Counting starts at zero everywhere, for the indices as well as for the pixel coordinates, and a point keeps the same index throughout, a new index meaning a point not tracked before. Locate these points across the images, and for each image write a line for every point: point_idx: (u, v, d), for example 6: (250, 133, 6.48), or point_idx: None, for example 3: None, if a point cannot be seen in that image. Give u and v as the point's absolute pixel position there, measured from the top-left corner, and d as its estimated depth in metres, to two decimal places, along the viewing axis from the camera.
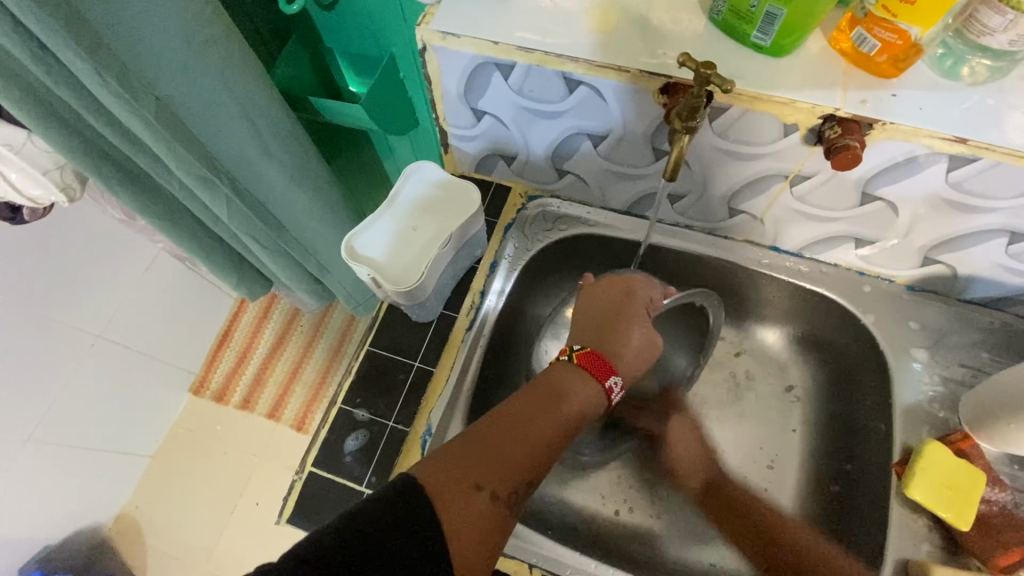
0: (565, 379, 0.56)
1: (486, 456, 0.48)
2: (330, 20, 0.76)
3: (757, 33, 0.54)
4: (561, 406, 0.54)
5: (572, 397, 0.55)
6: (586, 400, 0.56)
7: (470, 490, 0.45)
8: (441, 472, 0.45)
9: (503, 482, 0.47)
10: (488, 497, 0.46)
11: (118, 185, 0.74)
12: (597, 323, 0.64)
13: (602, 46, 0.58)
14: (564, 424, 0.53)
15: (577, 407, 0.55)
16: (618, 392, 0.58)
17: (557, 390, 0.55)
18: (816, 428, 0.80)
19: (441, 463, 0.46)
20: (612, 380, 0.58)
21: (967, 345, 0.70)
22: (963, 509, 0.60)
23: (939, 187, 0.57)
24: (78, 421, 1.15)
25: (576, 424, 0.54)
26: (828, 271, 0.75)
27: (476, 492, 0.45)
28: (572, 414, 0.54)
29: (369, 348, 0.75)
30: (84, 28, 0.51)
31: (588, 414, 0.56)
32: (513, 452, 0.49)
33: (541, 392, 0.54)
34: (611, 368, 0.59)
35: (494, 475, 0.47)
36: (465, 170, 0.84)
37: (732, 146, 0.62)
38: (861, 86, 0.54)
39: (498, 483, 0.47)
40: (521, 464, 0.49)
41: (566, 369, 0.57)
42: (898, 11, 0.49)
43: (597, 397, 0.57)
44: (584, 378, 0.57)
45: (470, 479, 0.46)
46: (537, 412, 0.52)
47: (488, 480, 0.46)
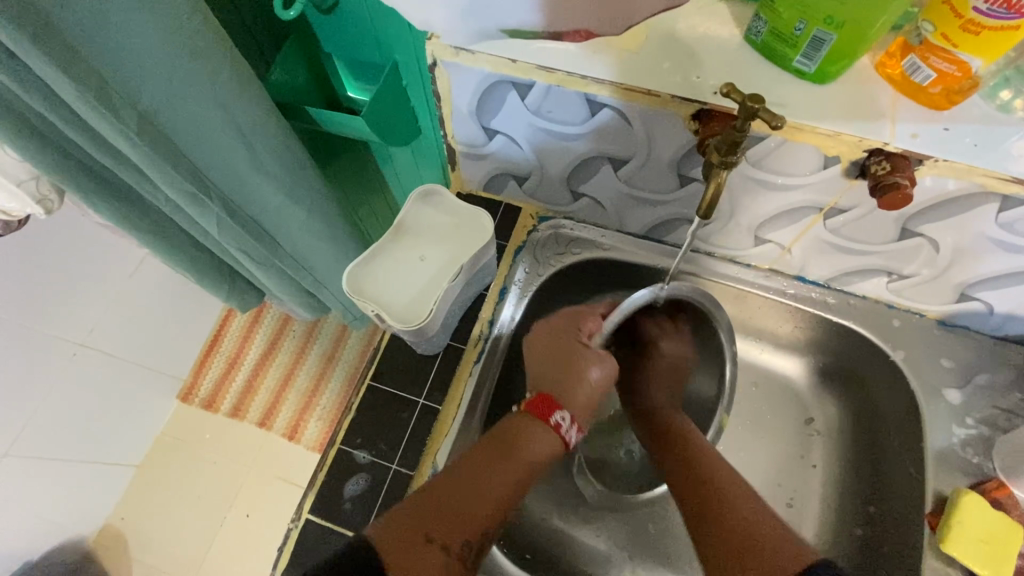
0: (521, 429, 0.59)
1: (440, 509, 0.51)
2: (329, 25, 0.70)
3: (801, 58, 0.50)
4: (514, 456, 0.56)
5: (526, 446, 0.58)
6: (542, 448, 0.58)
7: (421, 544, 0.49)
8: (394, 528, 0.49)
9: (456, 533, 0.51)
10: (440, 549, 0.49)
11: (98, 199, 0.69)
12: (555, 359, 0.63)
13: (629, 66, 0.53)
14: (520, 470, 0.56)
15: (534, 455, 0.58)
16: (569, 428, 0.60)
17: (513, 439, 0.58)
18: (837, 464, 0.77)
19: (400, 519, 0.50)
20: (558, 416, 0.60)
21: (999, 385, 0.66)
22: (1001, 566, 0.58)
23: (987, 226, 0.54)
24: (60, 436, 1.09)
25: (529, 474, 0.56)
26: (854, 302, 0.71)
27: (427, 544, 0.49)
28: (527, 465, 0.57)
29: (370, 382, 0.71)
30: (56, 39, 0.45)
31: (546, 461, 0.59)
32: (467, 506, 0.52)
33: (494, 444, 0.57)
34: (557, 404, 0.60)
35: (446, 526, 0.51)
36: (472, 188, 0.79)
37: (767, 176, 0.57)
38: (911, 119, 0.50)
39: (450, 535, 0.50)
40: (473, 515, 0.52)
41: (520, 420, 0.60)
42: (958, 40, 0.45)
43: (551, 444, 0.59)
44: (539, 425, 0.59)
45: (422, 532, 0.50)
46: (489, 465, 0.55)
47: (440, 532, 0.50)
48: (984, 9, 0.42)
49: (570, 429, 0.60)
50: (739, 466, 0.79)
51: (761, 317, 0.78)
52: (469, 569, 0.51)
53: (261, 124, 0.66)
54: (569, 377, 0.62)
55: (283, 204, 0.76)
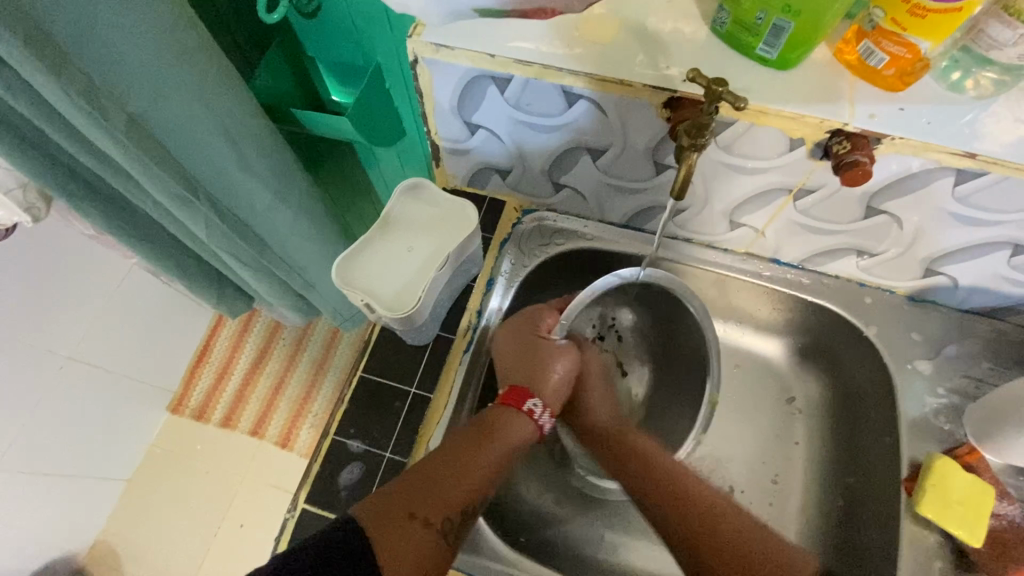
0: (496, 416, 0.61)
1: (421, 488, 0.53)
2: (312, 29, 0.71)
3: (763, 46, 0.52)
4: (492, 440, 0.58)
5: (502, 430, 0.60)
6: (516, 433, 0.61)
7: (404, 520, 0.50)
8: (377, 507, 0.51)
9: (438, 511, 0.52)
10: (422, 525, 0.51)
11: (86, 204, 0.69)
12: (520, 358, 0.65)
13: (602, 59, 0.56)
14: (497, 454, 0.58)
15: (508, 438, 0.60)
16: (541, 413, 0.63)
17: (491, 425, 0.60)
18: (818, 440, 0.79)
19: (382, 498, 0.52)
20: (531, 403, 0.63)
21: (968, 355, 0.70)
22: (977, 526, 0.60)
23: (945, 201, 0.57)
24: (50, 450, 1.08)
25: (507, 455, 0.58)
26: (828, 282, 0.74)
27: (409, 521, 0.50)
28: (505, 447, 0.59)
29: (362, 374, 0.72)
30: (46, 43, 0.47)
31: (522, 443, 0.61)
32: (447, 485, 0.54)
33: (473, 430, 0.59)
34: (530, 392, 0.63)
35: (427, 504, 0.52)
36: (457, 184, 0.81)
37: (737, 161, 0.60)
38: (868, 100, 0.53)
39: (432, 511, 0.52)
40: (453, 493, 0.54)
41: (495, 410, 0.62)
42: (907, 24, 0.48)
43: (526, 428, 0.62)
44: (512, 413, 0.62)
45: (405, 509, 0.51)
46: (469, 450, 0.57)
47: (423, 509, 0.52)
48: None
49: (543, 414, 0.63)
50: (724, 446, 0.81)
51: (740, 300, 0.81)
52: (451, 542, 0.52)
53: (247, 126, 0.67)
54: (536, 369, 0.65)
55: (270, 205, 0.77)
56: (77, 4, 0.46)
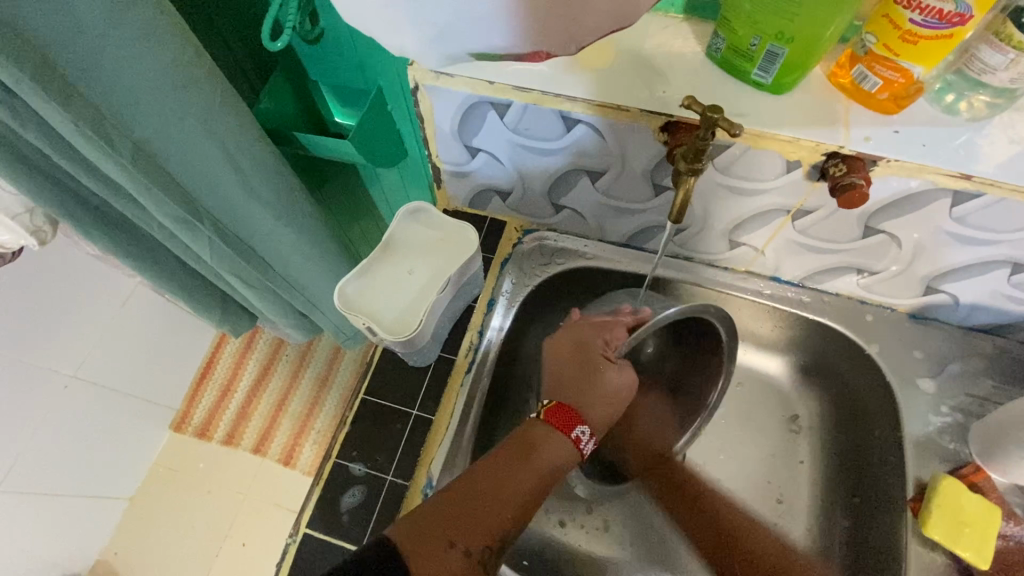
0: (536, 434, 0.60)
1: (459, 514, 0.52)
2: (315, 55, 0.73)
3: (758, 71, 0.53)
4: (533, 462, 0.57)
5: (545, 451, 0.59)
6: (558, 456, 0.59)
7: (444, 548, 0.49)
8: (417, 531, 0.50)
9: (477, 538, 0.51)
10: (461, 553, 0.50)
11: (92, 228, 0.70)
12: (574, 367, 0.64)
13: (598, 84, 0.57)
14: (538, 479, 0.57)
15: (550, 462, 0.58)
16: (588, 441, 0.61)
17: (532, 446, 0.58)
18: (824, 459, 0.78)
19: (421, 522, 0.51)
20: (580, 430, 0.61)
21: (972, 373, 0.69)
22: (982, 546, 0.60)
23: (942, 221, 0.57)
24: (53, 471, 1.07)
25: (548, 478, 0.58)
26: (829, 300, 0.74)
27: (449, 549, 0.49)
28: (545, 470, 0.58)
29: (363, 396, 0.73)
30: (53, 76, 0.48)
31: (561, 468, 0.60)
32: (487, 508, 0.53)
33: (516, 449, 0.58)
34: (578, 417, 0.61)
35: (467, 532, 0.51)
36: (458, 205, 0.82)
37: (735, 183, 0.61)
38: (864, 124, 0.53)
39: (470, 538, 0.51)
40: (493, 518, 0.53)
41: (540, 427, 0.60)
42: (899, 50, 0.48)
43: (568, 452, 0.60)
44: (556, 436, 0.60)
45: (445, 537, 0.50)
46: (510, 472, 0.56)
47: (461, 537, 0.51)
48: (919, 20, 0.46)
49: (588, 442, 0.61)
50: (727, 465, 0.80)
51: (742, 319, 0.81)
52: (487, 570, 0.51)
53: (251, 150, 0.68)
54: (586, 387, 0.63)
55: (275, 227, 0.77)
56: (82, 37, 0.48)
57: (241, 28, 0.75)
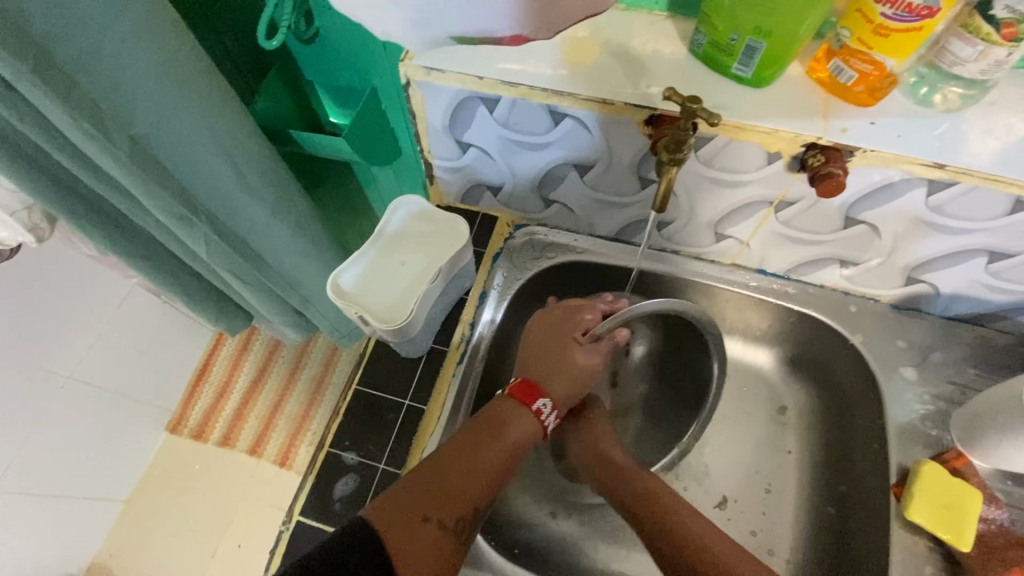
0: (504, 409, 0.61)
1: (431, 491, 0.53)
2: (310, 54, 0.74)
3: (738, 65, 0.55)
4: (501, 435, 0.59)
5: (511, 425, 0.60)
6: (525, 426, 0.61)
7: (417, 523, 0.51)
8: (389, 507, 0.51)
9: (450, 511, 0.53)
10: (437, 526, 0.51)
11: (89, 223, 0.71)
12: (542, 349, 0.65)
13: (584, 78, 0.58)
14: (506, 453, 0.58)
15: (518, 435, 0.60)
16: (550, 414, 0.62)
17: (501, 421, 0.60)
18: (810, 449, 0.80)
19: (393, 500, 0.52)
20: (542, 402, 0.62)
21: (953, 362, 0.71)
22: (962, 529, 0.61)
23: (918, 210, 0.59)
24: (48, 470, 1.08)
25: (516, 450, 0.59)
26: (813, 291, 0.75)
27: (424, 523, 0.51)
28: (514, 444, 0.59)
29: (357, 387, 0.74)
30: (53, 70, 0.49)
31: (529, 439, 0.61)
32: (459, 482, 0.55)
33: (482, 425, 0.59)
34: (540, 390, 0.62)
35: (440, 507, 0.53)
36: (451, 201, 0.83)
37: (718, 174, 0.62)
38: (841, 115, 0.55)
39: (444, 512, 0.52)
40: (465, 492, 0.54)
41: (505, 402, 0.62)
42: (872, 43, 0.50)
43: (535, 423, 0.61)
44: (524, 409, 0.61)
45: (418, 512, 0.51)
46: (480, 446, 0.57)
47: (435, 511, 0.52)
48: (890, 13, 0.48)
49: (549, 414, 0.62)
50: (715, 457, 0.81)
51: (729, 312, 0.82)
52: (462, 542, 0.53)
53: (245, 147, 0.69)
54: (553, 362, 0.63)
55: (269, 222, 0.78)
56: (81, 33, 0.49)
57: (238, 30, 0.77)
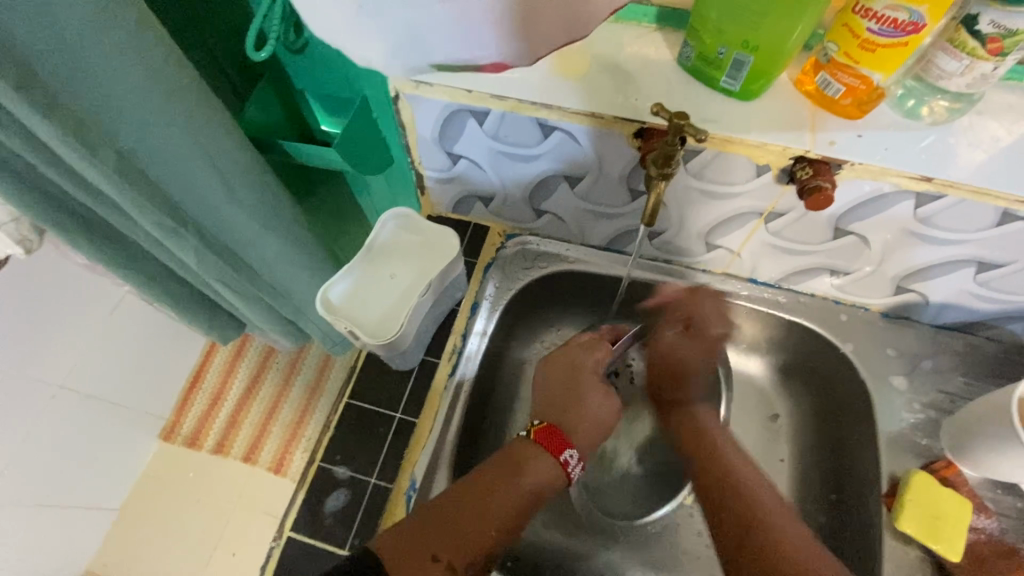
0: (526, 452, 0.62)
1: (444, 529, 0.55)
2: (301, 64, 0.75)
3: (726, 78, 0.55)
4: (520, 480, 0.59)
5: (531, 471, 0.60)
6: (544, 475, 0.61)
7: (427, 561, 0.52)
8: (400, 542, 0.53)
9: (460, 554, 0.54)
10: (445, 567, 0.53)
11: (78, 236, 0.71)
12: (562, 393, 0.68)
13: (573, 91, 0.58)
14: (519, 499, 0.58)
15: (536, 482, 0.60)
16: (575, 465, 0.63)
17: (519, 464, 0.61)
18: (803, 457, 0.79)
19: (405, 535, 0.54)
20: (567, 453, 0.63)
21: (943, 370, 0.71)
22: (954, 540, 0.62)
23: (907, 221, 0.59)
24: (40, 481, 1.07)
25: (534, 497, 0.59)
26: (804, 300, 0.76)
27: (432, 562, 0.52)
28: (530, 490, 0.60)
29: (348, 400, 0.73)
30: (37, 86, 0.48)
31: (549, 488, 0.62)
32: (472, 524, 0.56)
33: (502, 465, 0.60)
34: (566, 441, 0.64)
35: (451, 547, 0.54)
36: (442, 211, 0.83)
37: (708, 185, 0.62)
38: (828, 128, 0.55)
39: (454, 553, 0.54)
40: (477, 536, 0.55)
41: (528, 445, 0.63)
42: (859, 58, 0.50)
43: (555, 472, 0.62)
44: (544, 455, 0.62)
45: (428, 551, 0.53)
46: (497, 487, 0.58)
47: (445, 552, 0.53)
48: (875, 29, 0.48)
49: (576, 466, 0.63)
50: None
51: None
52: None
53: (235, 160, 0.69)
54: (571, 405, 0.67)
55: (259, 234, 0.78)
56: (66, 49, 0.48)
57: (228, 40, 0.77)
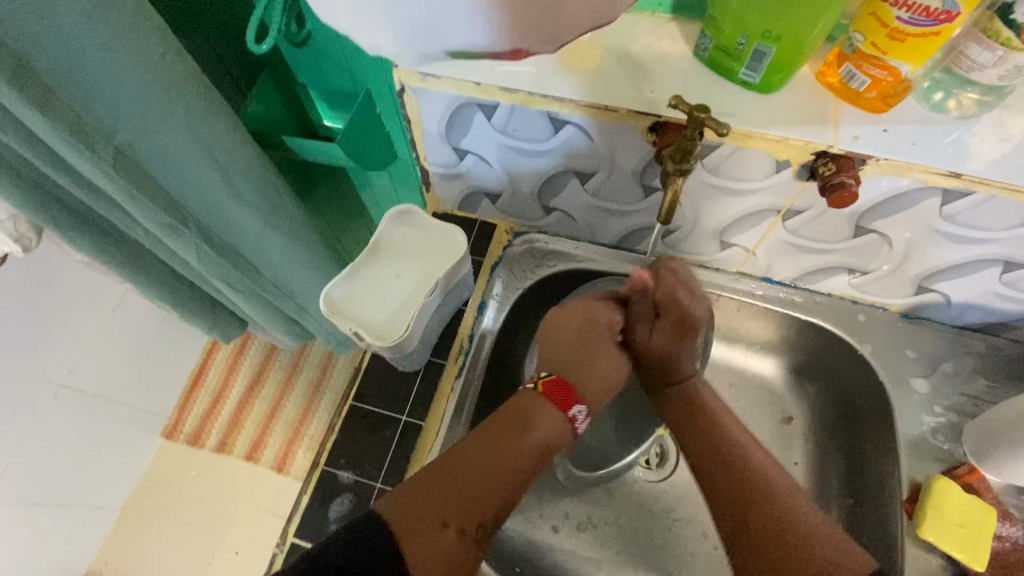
0: (533, 406, 0.60)
1: (452, 492, 0.52)
2: (304, 56, 0.72)
3: (746, 70, 0.53)
4: (527, 436, 0.57)
5: (539, 425, 0.59)
6: (552, 430, 0.59)
7: (438, 528, 0.50)
8: (409, 508, 0.51)
9: (471, 517, 0.52)
10: (456, 532, 0.50)
11: (75, 233, 0.69)
12: (572, 349, 0.65)
13: (586, 84, 0.56)
14: (527, 454, 0.57)
15: (544, 437, 0.58)
16: (582, 420, 0.62)
17: (526, 419, 0.59)
18: (817, 461, 0.77)
19: (413, 501, 0.51)
20: (575, 408, 0.62)
21: (966, 373, 0.69)
22: (977, 549, 0.60)
23: (933, 219, 0.57)
24: (40, 481, 1.05)
25: (542, 452, 0.58)
26: (821, 300, 0.74)
27: (443, 528, 0.50)
28: (538, 446, 0.58)
29: (353, 403, 0.72)
30: (32, 79, 0.47)
31: (556, 441, 0.60)
32: (481, 485, 0.54)
33: (507, 422, 0.58)
34: (574, 395, 0.62)
35: (461, 510, 0.52)
36: (448, 208, 0.81)
37: (723, 182, 0.60)
38: (853, 122, 0.53)
39: (464, 517, 0.51)
40: (486, 497, 0.53)
41: (534, 399, 0.61)
42: (887, 48, 0.48)
43: (563, 425, 0.60)
44: (552, 408, 0.60)
45: (438, 517, 0.51)
46: (507, 443, 0.56)
47: (455, 516, 0.51)
48: (906, 17, 0.46)
49: (583, 421, 0.62)
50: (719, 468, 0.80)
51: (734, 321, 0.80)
52: (482, 550, 0.52)
53: (238, 156, 0.67)
54: (581, 364, 0.64)
55: (262, 232, 0.76)
56: (61, 41, 0.47)
57: (229, 31, 0.75)
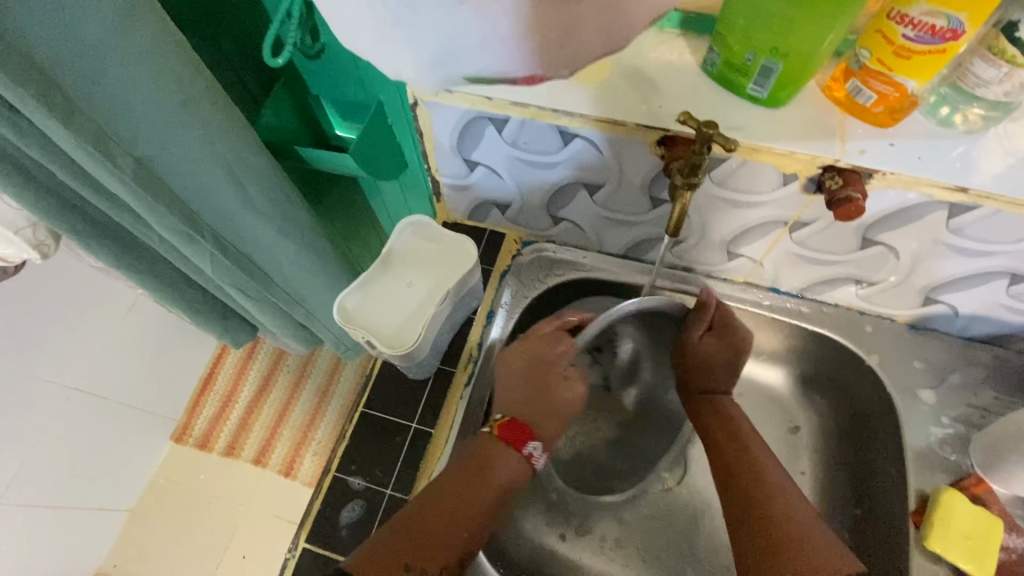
0: (489, 450, 0.62)
1: (413, 539, 0.55)
2: (317, 69, 0.74)
3: (753, 85, 0.54)
4: (486, 479, 0.60)
5: (497, 467, 0.61)
6: (510, 470, 0.62)
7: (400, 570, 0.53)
8: (372, 556, 0.52)
9: (432, 559, 0.55)
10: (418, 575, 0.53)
11: (94, 241, 0.70)
12: (531, 392, 0.66)
13: (595, 98, 0.57)
14: (486, 496, 0.59)
15: (502, 477, 0.61)
16: (539, 457, 0.64)
17: (485, 462, 0.61)
18: (824, 470, 0.78)
19: (376, 550, 0.53)
20: (531, 445, 0.64)
21: (973, 384, 0.69)
22: (985, 559, 0.60)
23: (939, 232, 0.57)
24: (53, 484, 1.07)
25: (502, 492, 0.60)
26: (828, 311, 0.74)
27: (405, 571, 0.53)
28: (498, 486, 0.60)
29: (364, 409, 0.73)
30: (58, 95, 0.48)
31: (515, 480, 0.62)
32: (441, 528, 0.56)
33: (466, 465, 0.60)
34: (530, 433, 0.64)
35: (422, 554, 0.54)
36: (458, 217, 0.82)
37: (731, 194, 0.61)
38: (859, 137, 0.54)
39: (425, 560, 0.54)
40: (445, 540, 0.56)
41: (492, 441, 0.62)
42: (892, 65, 0.49)
43: (519, 465, 0.63)
44: (508, 451, 0.62)
45: (400, 561, 0.53)
46: (467, 487, 0.59)
47: (416, 560, 0.54)
48: (911, 35, 0.46)
49: (540, 457, 0.64)
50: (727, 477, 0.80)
51: None
52: None
53: (253, 167, 0.69)
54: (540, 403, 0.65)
55: (275, 241, 0.77)
56: (87, 57, 0.48)
57: (245, 44, 0.76)
